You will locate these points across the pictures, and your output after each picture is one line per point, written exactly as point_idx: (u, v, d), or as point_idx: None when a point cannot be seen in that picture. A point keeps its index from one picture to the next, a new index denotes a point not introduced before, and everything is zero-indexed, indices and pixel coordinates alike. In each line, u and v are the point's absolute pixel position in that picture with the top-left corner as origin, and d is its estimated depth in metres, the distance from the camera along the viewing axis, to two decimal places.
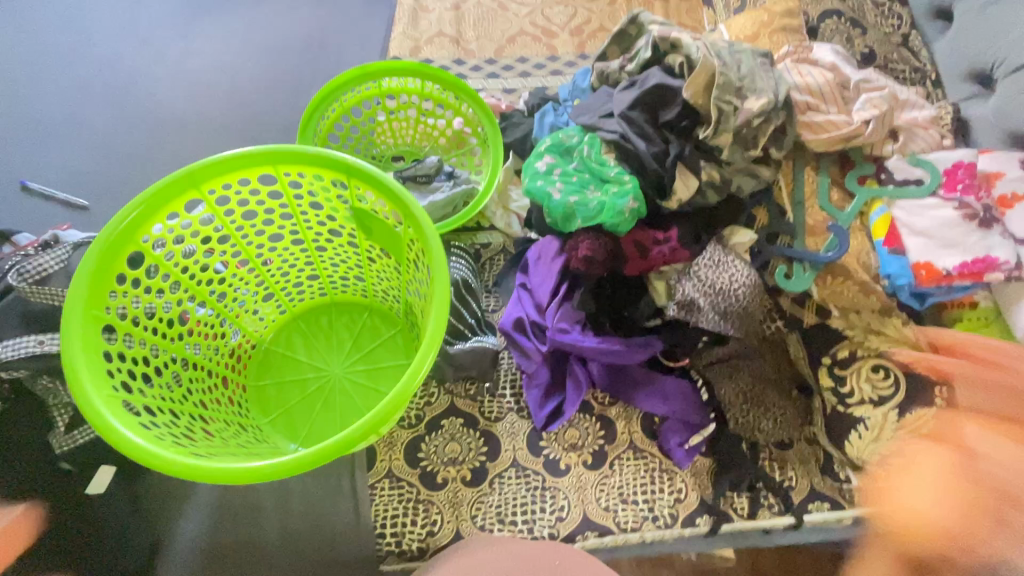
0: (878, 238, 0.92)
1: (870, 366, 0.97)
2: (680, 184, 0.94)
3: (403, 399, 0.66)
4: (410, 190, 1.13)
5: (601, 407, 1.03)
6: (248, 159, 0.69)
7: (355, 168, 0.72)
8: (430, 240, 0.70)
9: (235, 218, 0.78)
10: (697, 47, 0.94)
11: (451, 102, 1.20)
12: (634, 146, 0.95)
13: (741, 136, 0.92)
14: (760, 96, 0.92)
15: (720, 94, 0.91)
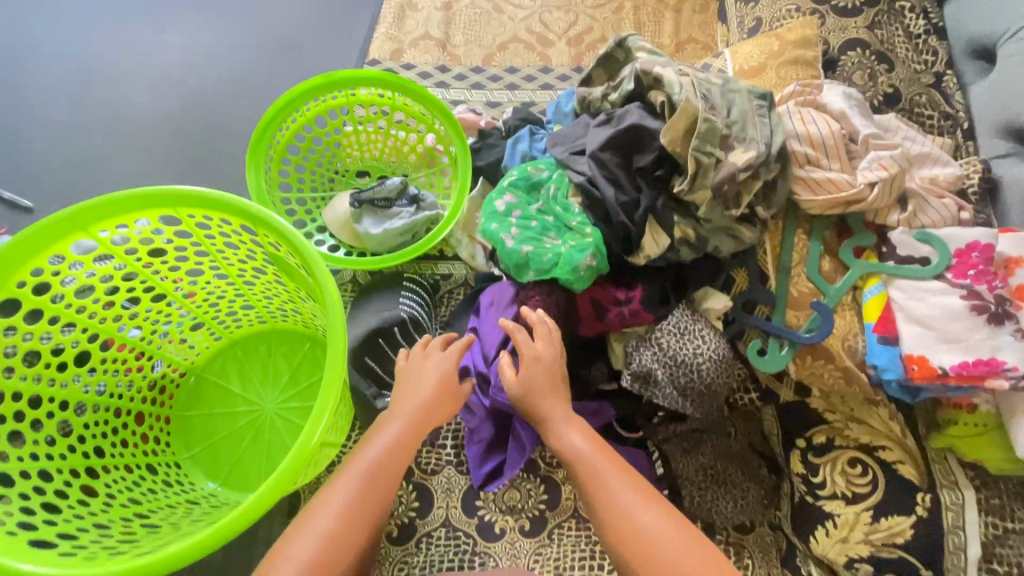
0: (869, 321, 0.80)
1: (847, 458, 0.86)
2: (648, 240, 0.83)
3: (304, 459, 0.63)
4: (364, 215, 1.04)
5: (547, 469, 0.95)
6: (138, 203, 0.69)
7: (265, 221, 0.72)
8: (329, 302, 0.70)
9: (142, 257, 0.77)
10: (681, 86, 0.81)
11: (423, 116, 1.11)
12: (601, 193, 0.84)
13: (722, 192, 0.80)
14: (749, 147, 0.80)
15: (700, 143, 0.79)
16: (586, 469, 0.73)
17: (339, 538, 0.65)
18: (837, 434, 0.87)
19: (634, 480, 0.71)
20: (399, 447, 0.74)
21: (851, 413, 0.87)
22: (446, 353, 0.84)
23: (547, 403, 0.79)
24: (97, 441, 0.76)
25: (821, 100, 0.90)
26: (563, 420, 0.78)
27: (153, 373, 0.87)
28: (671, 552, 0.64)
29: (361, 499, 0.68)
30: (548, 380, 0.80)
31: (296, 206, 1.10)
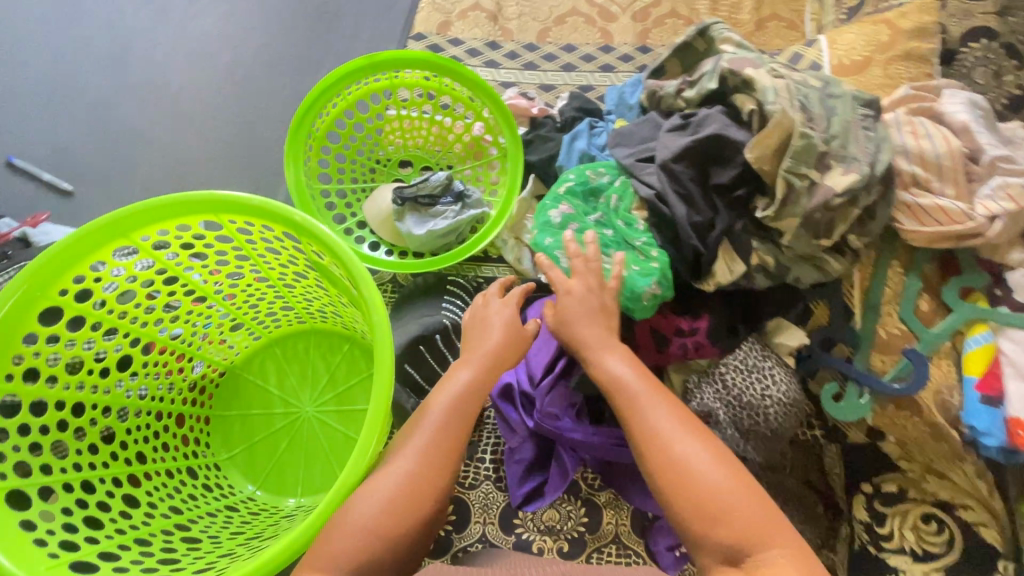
0: (970, 376, 0.70)
1: (919, 513, 0.79)
2: (721, 266, 0.74)
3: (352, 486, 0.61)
4: (409, 214, 0.98)
5: (589, 492, 0.92)
6: (178, 209, 0.65)
7: (308, 233, 0.66)
8: (374, 320, 0.64)
9: (182, 260, 0.73)
10: (776, 92, 0.70)
11: (472, 102, 1.03)
12: (671, 210, 0.75)
13: (812, 220, 0.71)
14: (849, 169, 0.69)
15: (794, 163, 0.69)
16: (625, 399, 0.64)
17: (421, 487, 0.62)
18: (912, 485, 0.80)
19: (679, 411, 0.62)
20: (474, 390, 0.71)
21: (931, 464, 0.79)
22: (503, 301, 0.82)
23: (586, 329, 0.70)
24: (139, 446, 0.76)
25: (939, 108, 0.76)
26: (605, 345, 0.69)
27: (192, 374, 0.85)
28: (712, 492, 0.55)
29: (441, 445, 0.65)
30: (584, 307, 0.71)
31: (336, 199, 1.04)
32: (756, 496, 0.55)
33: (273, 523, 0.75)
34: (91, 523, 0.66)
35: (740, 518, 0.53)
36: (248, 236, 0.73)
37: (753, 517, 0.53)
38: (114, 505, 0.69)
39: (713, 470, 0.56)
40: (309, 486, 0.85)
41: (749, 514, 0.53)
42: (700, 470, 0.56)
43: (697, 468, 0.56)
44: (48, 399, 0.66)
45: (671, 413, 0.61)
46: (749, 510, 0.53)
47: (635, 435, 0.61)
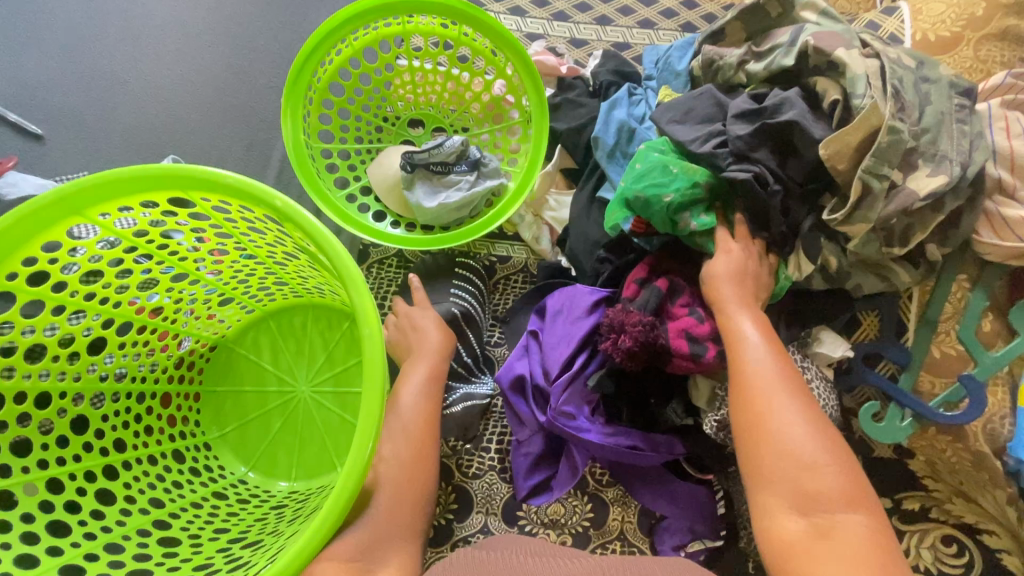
0: None
1: (940, 534, 0.75)
2: (793, 264, 0.69)
3: (349, 500, 0.54)
4: (418, 182, 0.89)
5: (596, 488, 0.86)
6: (136, 184, 0.57)
7: (294, 216, 0.58)
8: (362, 327, 0.57)
9: (154, 235, 0.66)
10: (867, 83, 0.62)
11: (494, 57, 0.91)
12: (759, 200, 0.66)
13: (886, 226, 0.64)
14: (937, 170, 0.62)
15: (876, 163, 0.61)
16: (735, 346, 0.64)
17: (405, 491, 0.66)
18: (935, 505, 0.76)
19: (796, 376, 0.61)
20: (427, 390, 0.75)
21: (959, 487, 0.76)
22: (421, 304, 0.85)
23: (725, 276, 0.67)
24: (118, 434, 0.71)
25: None
26: (740, 297, 0.66)
27: (179, 351, 0.78)
28: (806, 457, 0.55)
29: (412, 454, 0.69)
30: (737, 272, 0.67)
31: (338, 160, 0.93)
32: (846, 471, 0.55)
33: (262, 517, 0.71)
34: (59, 525, 0.62)
35: (821, 482, 0.54)
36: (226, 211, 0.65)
37: (832, 483, 0.54)
38: (85, 504, 0.64)
39: (807, 430, 0.56)
40: (303, 470, 0.80)
41: (830, 480, 0.54)
42: (793, 429, 0.56)
43: (790, 425, 0.57)
44: (8, 393, 0.61)
45: (791, 375, 0.60)
46: (832, 481, 0.54)
47: (737, 380, 0.61)
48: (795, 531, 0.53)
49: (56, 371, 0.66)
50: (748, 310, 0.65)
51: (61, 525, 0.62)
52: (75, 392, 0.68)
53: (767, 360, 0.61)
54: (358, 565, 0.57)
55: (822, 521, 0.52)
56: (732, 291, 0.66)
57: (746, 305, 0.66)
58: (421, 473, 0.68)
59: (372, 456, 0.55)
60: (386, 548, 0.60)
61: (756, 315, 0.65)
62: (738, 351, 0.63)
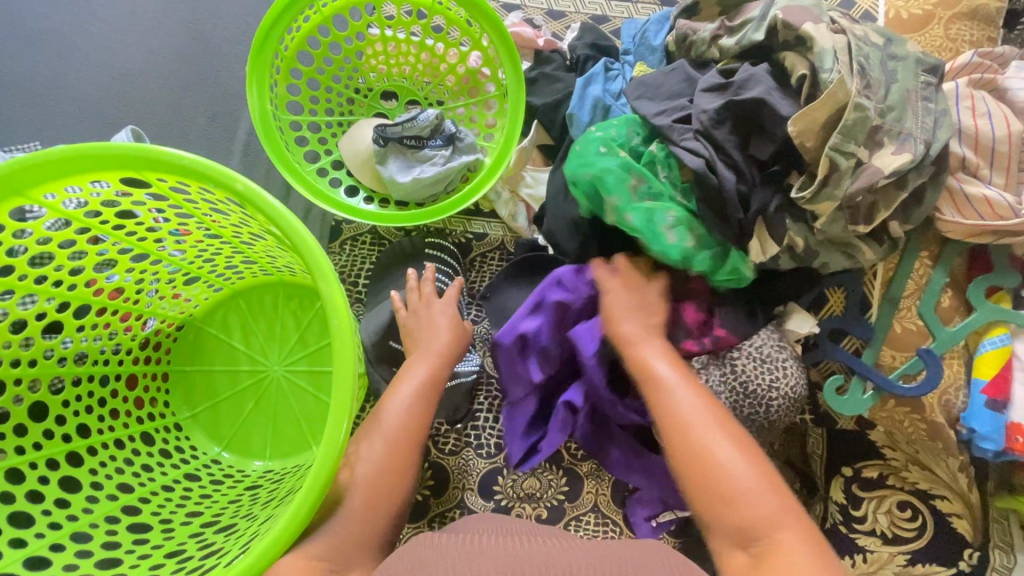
0: (979, 378, 0.70)
1: (896, 499, 0.79)
2: (757, 244, 0.69)
3: (320, 494, 0.54)
4: (391, 158, 0.87)
5: (571, 462, 0.88)
6: (85, 164, 0.54)
7: (258, 200, 0.56)
8: (333, 319, 0.56)
9: (108, 214, 0.63)
10: (834, 57, 0.64)
11: (470, 28, 0.89)
12: (720, 179, 0.66)
13: (852, 203, 0.67)
14: (902, 148, 0.64)
15: (842, 140, 0.63)
16: (653, 389, 0.67)
17: (379, 494, 0.64)
18: (892, 473, 0.80)
19: (708, 400, 0.65)
20: (425, 391, 0.72)
21: (914, 455, 0.79)
22: (445, 299, 0.82)
23: (626, 320, 0.73)
24: (80, 419, 0.68)
25: (1002, 82, 0.71)
26: (646, 336, 0.72)
27: (144, 331, 0.76)
28: (734, 485, 0.57)
29: (391, 457, 0.66)
30: (636, 300, 0.74)
31: (308, 133, 0.89)
32: (773, 487, 0.57)
33: (236, 498, 0.71)
34: (22, 516, 0.60)
35: (751, 506, 0.55)
36: (186, 190, 0.62)
37: (768, 509, 0.55)
38: (47, 493, 0.63)
39: (731, 458, 0.58)
40: (278, 449, 0.80)
41: (764, 506, 0.55)
42: (717, 455, 0.59)
43: (715, 454, 0.59)
44: None
45: (703, 402, 0.64)
46: (762, 501, 0.55)
47: (660, 418, 0.65)
48: (743, 565, 0.54)
49: (10, 358, 0.63)
50: (655, 347, 0.71)
51: (24, 516, 0.61)
52: (32, 379, 0.66)
53: (677, 393, 0.65)
54: (323, 564, 0.57)
55: (765, 551, 0.53)
56: (637, 333, 0.72)
57: (650, 342, 0.71)
58: (393, 479, 0.66)
59: (348, 439, 0.55)
60: (354, 552, 0.60)
61: (662, 350, 0.70)
62: (652, 390, 0.68)
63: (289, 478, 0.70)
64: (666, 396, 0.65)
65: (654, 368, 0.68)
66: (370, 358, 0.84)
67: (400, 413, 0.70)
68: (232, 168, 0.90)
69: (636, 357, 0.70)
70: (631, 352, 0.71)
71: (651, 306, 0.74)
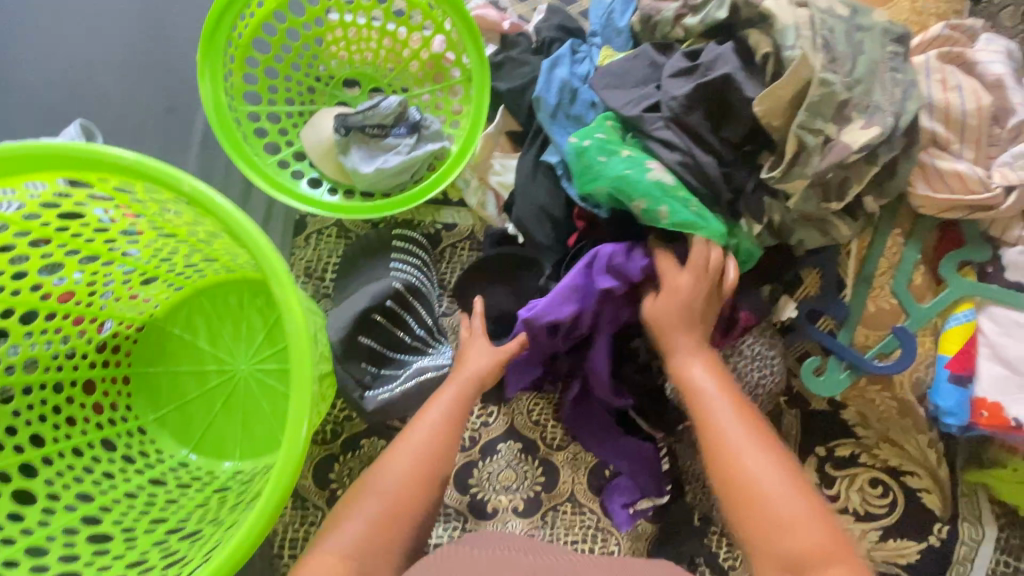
0: (944, 354, 0.70)
1: (867, 477, 0.80)
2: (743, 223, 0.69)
3: (273, 511, 0.53)
4: (354, 148, 0.85)
5: (546, 453, 0.88)
6: (17, 165, 0.51)
7: (207, 200, 0.53)
8: (288, 322, 0.54)
9: (50, 214, 0.60)
10: (797, 34, 0.63)
11: (432, 11, 0.87)
12: (699, 160, 0.67)
13: (822, 180, 0.65)
14: (870, 122, 0.63)
15: (809, 118, 0.63)
16: (698, 407, 0.62)
17: (392, 516, 0.62)
18: (864, 451, 0.81)
19: (753, 420, 0.61)
20: (449, 419, 0.70)
21: (885, 432, 0.79)
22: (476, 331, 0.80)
23: (670, 331, 0.67)
24: (33, 429, 0.66)
25: (971, 56, 0.69)
26: (690, 348, 0.67)
27: (101, 334, 0.74)
28: (782, 513, 0.53)
29: (411, 479, 0.65)
30: (684, 315, 0.67)
31: (267, 124, 0.86)
32: (824, 515, 0.53)
33: (204, 502, 0.69)
34: None
35: (799, 535, 0.52)
36: (133, 190, 0.60)
37: (816, 538, 0.51)
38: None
39: (782, 490, 0.54)
40: (249, 449, 0.78)
41: (815, 535, 0.51)
42: (765, 480, 0.55)
43: (761, 480, 0.55)
44: None
45: (748, 420, 0.60)
46: (812, 529, 0.52)
47: (703, 439, 0.61)
48: None
49: None
50: (700, 362, 0.66)
51: None
52: None
53: (720, 411, 0.61)
54: None
55: None
56: (682, 345, 0.67)
57: (695, 354, 0.66)
58: (419, 489, 0.65)
59: (305, 449, 0.54)
60: (373, 558, 0.59)
61: (706, 365, 0.66)
62: (692, 407, 0.63)
63: (257, 480, 0.68)
64: (707, 414, 0.61)
65: (697, 386, 0.64)
66: (336, 357, 0.79)
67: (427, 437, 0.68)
68: (190, 163, 0.87)
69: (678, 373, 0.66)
70: (675, 362, 0.67)
71: (711, 305, 0.69)
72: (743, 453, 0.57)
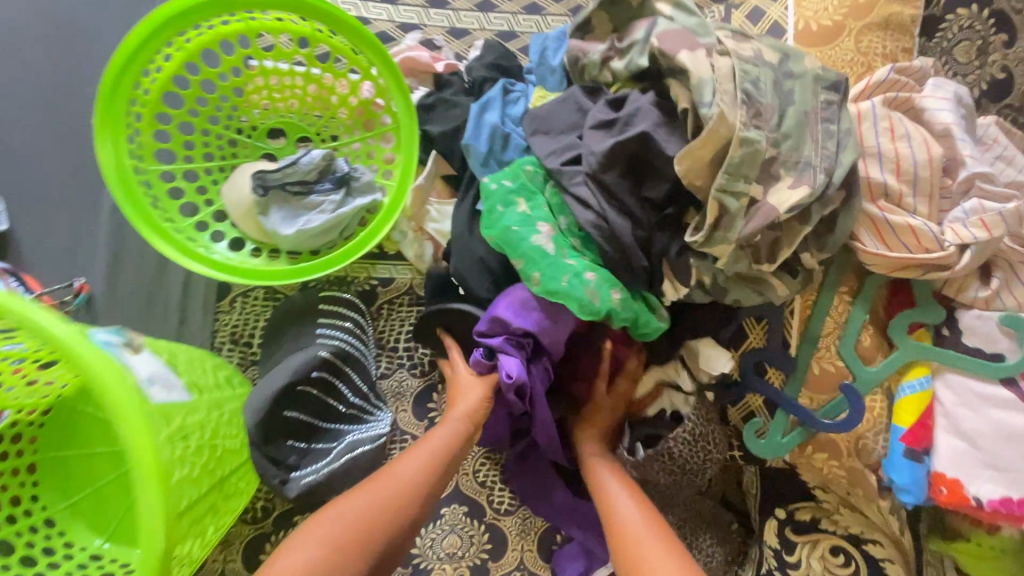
0: (900, 426, 0.66)
1: (828, 544, 0.72)
2: (667, 287, 0.66)
3: None
4: (274, 207, 0.79)
5: (493, 517, 0.83)
6: None
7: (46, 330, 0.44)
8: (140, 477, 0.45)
9: None
10: (715, 89, 0.58)
11: (355, 56, 0.80)
12: (611, 224, 0.64)
13: (752, 243, 0.62)
14: (799, 180, 0.59)
15: (729, 180, 0.58)
16: (627, 543, 0.60)
17: (358, 540, 0.60)
18: (824, 516, 0.74)
19: (666, 534, 0.61)
20: (435, 456, 0.69)
21: (845, 496, 0.76)
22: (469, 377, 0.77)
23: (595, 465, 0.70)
24: None
25: (919, 101, 0.66)
26: (616, 474, 0.68)
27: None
28: None
29: (383, 508, 0.63)
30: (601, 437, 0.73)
31: (182, 183, 0.80)
32: None
33: None
34: None
35: None
36: None
37: None
38: None
39: None
40: None
41: None
42: None
43: None
44: None
45: (662, 535, 0.61)
46: None
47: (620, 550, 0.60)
48: None
49: None
50: (624, 487, 0.67)
51: None
52: None
53: (637, 526, 0.62)
54: None
55: None
56: (601, 474, 0.69)
57: (625, 482, 0.68)
58: (388, 515, 0.62)
59: None
60: None
61: (628, 489, 0.67)
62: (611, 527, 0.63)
63: None
64: (624, 531, 0.62)
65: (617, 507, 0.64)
66: (254, 443, 0.71)
67: (414, 469, 0.67)
68: (102, 223, 0.81)
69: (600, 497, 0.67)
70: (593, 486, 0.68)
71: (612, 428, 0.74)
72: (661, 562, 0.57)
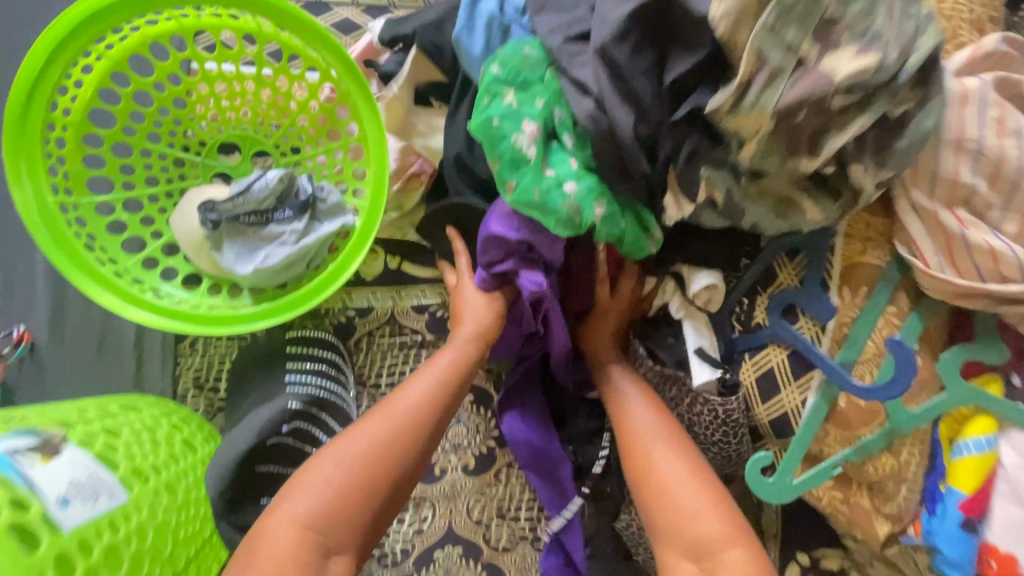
0: (957, 490, 0.58)
1: None
2: (669, 200, 0.58)
3: None
4: (228, 241, 0.70)
5: (491, 557, 0.75)
6: None
7: None
8: None
9: None
10: None
11: (311, 55, 0.68)
12: (613, 117, 0.55)
13: (794, 122, 0.51)
14: (866, 47, 0.48)
15: (778, 23, 0.48)
16: (649, 473, 0.57)
17: (374, 467, 0.55)
18: (853, 566, 0.71)
19: (686, 452, 0.59)
20: (440, 380, 0.62)
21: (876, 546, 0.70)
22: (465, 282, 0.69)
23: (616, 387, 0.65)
24: None
25: None
26: (639, 390, 0.64)
27: None
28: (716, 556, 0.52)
29: (394, 437, 0.57)
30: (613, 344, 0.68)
31: (124, 216, 0.71)
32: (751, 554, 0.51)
33: None
34: None
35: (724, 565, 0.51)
36: None
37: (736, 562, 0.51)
38: None
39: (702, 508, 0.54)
40: None
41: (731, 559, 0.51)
42: (698, 514, 0.54)
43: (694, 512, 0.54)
44: None
45: (681, 451, 0.58)
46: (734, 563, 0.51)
47: (640, 467, 0.59)
48: None
49: None
50: (647, 407, 0.62)
51: None
52: None
53: (658, 448, 0.59)
54: (317, 537, 0.51)
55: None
56: (626, 387, 0.64)
57: (646, 397, 0.63)
58: (405, 439, 0.58)
59: None
60: (343, 522, 0.53)
61: (653, 411, 0.62)
62: (630, 444, 0.61)
63: None
64: (645, 454, 0.59)
65: (639, 429, 0.61)
66: (217, 513, 0.63)
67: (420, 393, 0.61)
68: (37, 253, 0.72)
69: (621, 414, 0.63)
70: (613, 401, 0.64)
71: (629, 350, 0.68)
72: (680, 486, 0.56)
